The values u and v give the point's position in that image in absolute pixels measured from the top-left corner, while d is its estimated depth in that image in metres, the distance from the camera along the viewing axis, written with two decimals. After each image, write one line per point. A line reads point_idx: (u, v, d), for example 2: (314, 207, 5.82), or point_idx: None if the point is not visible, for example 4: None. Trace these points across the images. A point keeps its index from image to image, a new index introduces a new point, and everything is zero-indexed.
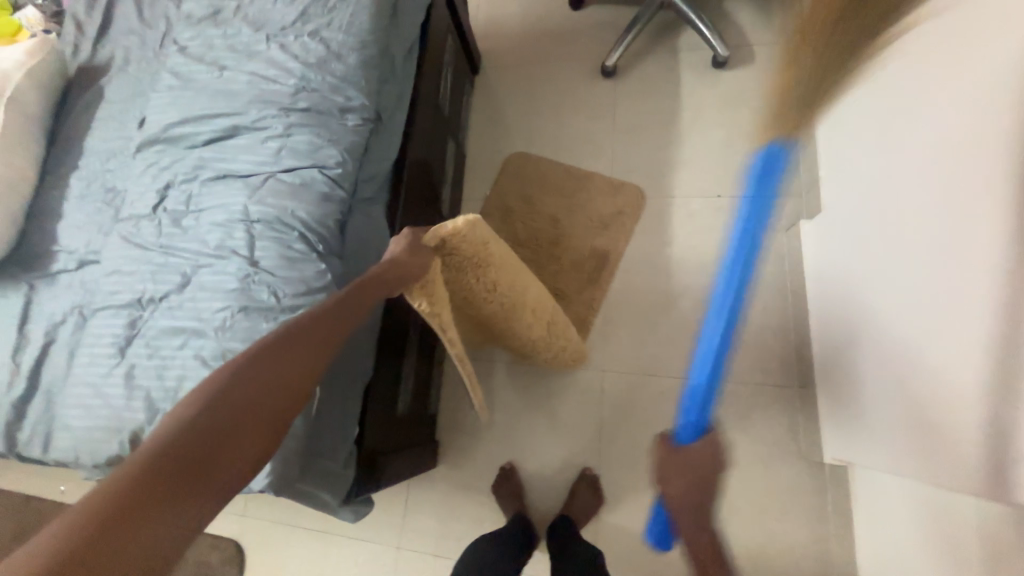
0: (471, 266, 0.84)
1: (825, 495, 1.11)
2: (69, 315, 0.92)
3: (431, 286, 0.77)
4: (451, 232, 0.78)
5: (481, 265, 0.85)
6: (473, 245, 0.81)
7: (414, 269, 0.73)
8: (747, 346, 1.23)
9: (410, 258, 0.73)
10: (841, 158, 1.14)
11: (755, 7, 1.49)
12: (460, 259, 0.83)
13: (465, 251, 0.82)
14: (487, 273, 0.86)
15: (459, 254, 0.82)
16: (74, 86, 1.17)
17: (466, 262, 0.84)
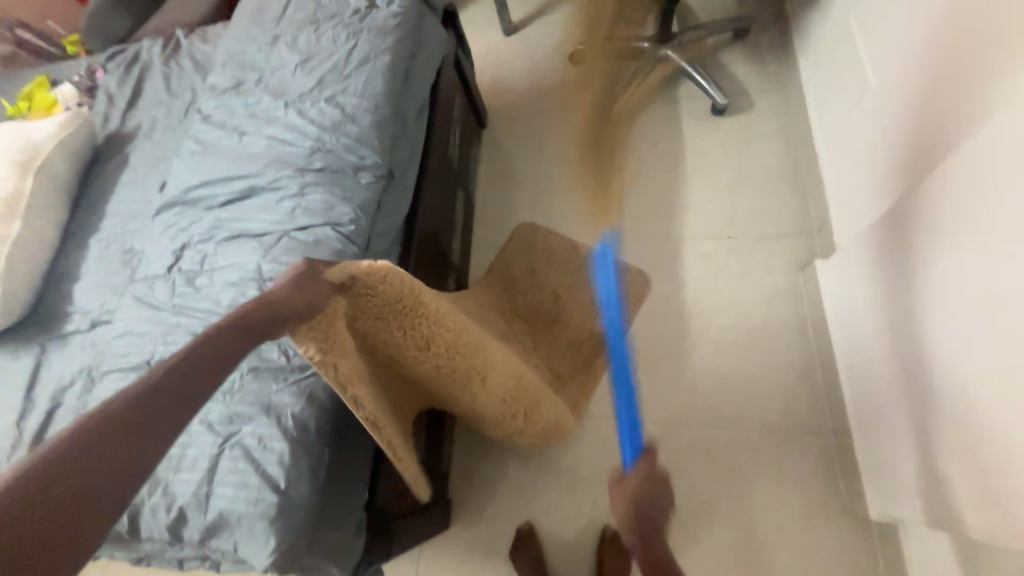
0: (383, 309, 0.73)
1: (876, 555, 1.01)
2: (78, 378, 0.90)
3: (324, 327, 0.64)
4: (351, 270, 0.68)
5: (400, 306, 0.74)
6: (378, 284, 0.71)
7: (299, 303, 0.61)
8: (772, 390, 1.18)
9: (295, 291, 0.61)
10: (850, 198, 1.15)
11: (749, 57, 1.56)
12: (372, 299, 0.72)
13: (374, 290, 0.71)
14: (407, 313, 0.75)
15: (365, 293, 0.70)
16: (101, 154, 1.23)
17: (380, 303, 0.72)
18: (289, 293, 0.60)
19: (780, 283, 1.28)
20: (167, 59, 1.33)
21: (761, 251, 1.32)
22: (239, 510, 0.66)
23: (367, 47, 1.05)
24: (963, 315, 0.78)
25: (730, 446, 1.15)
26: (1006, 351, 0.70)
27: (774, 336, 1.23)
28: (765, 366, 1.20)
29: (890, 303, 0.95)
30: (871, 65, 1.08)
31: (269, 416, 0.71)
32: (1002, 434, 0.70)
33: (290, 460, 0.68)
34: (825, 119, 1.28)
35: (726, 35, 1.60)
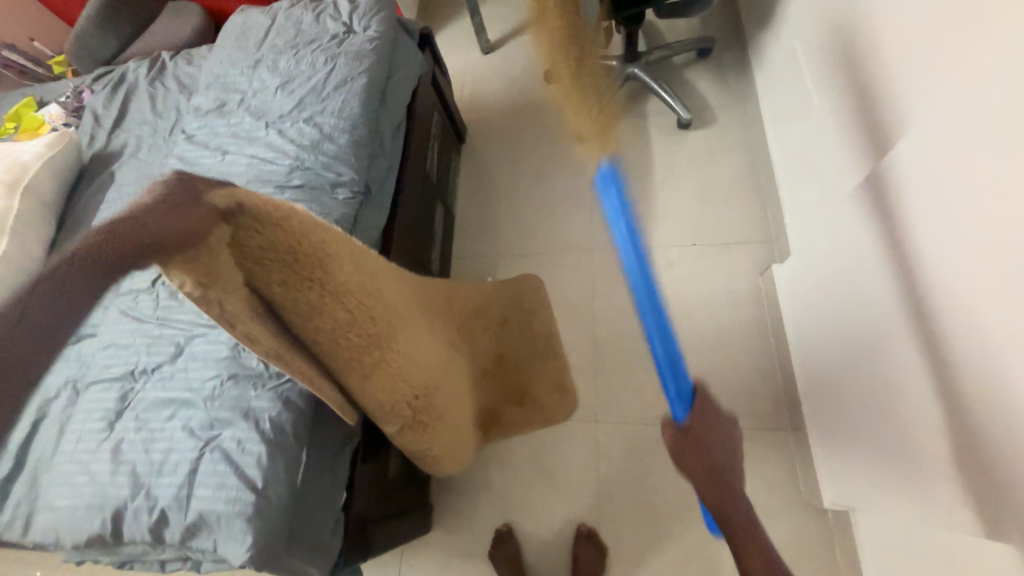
0: (285, 263, 0.64)
1: (833, 544, 1.07)
2: (62, 390, 0.93)
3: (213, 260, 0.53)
4: (259, 208, 0.59)
5: (308, 263, 0.66)
6: (282, 235, 0.63)
7: (192, 223, 0.51)
8: (737, 390, 1.24)
9: (182, 210, 0.50)
10: (803, 207, 1.22)
11: (712, 74, 1.65)
12: (275, 248, 0.62)
13: (276, 233, 0.62)
14: (315, 273, 0.67)
15: (262, 237, 0.61)
16: (87, 172, 1.26)
17: (283, 254, 0.63)
18: (173, 212, 0.49)
19: (743, 288, 1.35)
20: (152, 80, 1.38)
21: (724, 258, 1.39)
22: (217, 511, 0.69)
23: (345, 70, 1.11)
24: (894, 315, 0.84)
25: None
26: (927, 347, 0.77)
27: (738, 338, 1.29)
28: (729, 366, 1.27)
29: (839, 304, 1.01)
30: (815, 84, 1.17)
31: (247, 421, 0.75)
32: (928, 422, 0.77)
33: (267, 461, 0.72)
34: (780, 133, 1.37)
35: (691, 54, 1.69)
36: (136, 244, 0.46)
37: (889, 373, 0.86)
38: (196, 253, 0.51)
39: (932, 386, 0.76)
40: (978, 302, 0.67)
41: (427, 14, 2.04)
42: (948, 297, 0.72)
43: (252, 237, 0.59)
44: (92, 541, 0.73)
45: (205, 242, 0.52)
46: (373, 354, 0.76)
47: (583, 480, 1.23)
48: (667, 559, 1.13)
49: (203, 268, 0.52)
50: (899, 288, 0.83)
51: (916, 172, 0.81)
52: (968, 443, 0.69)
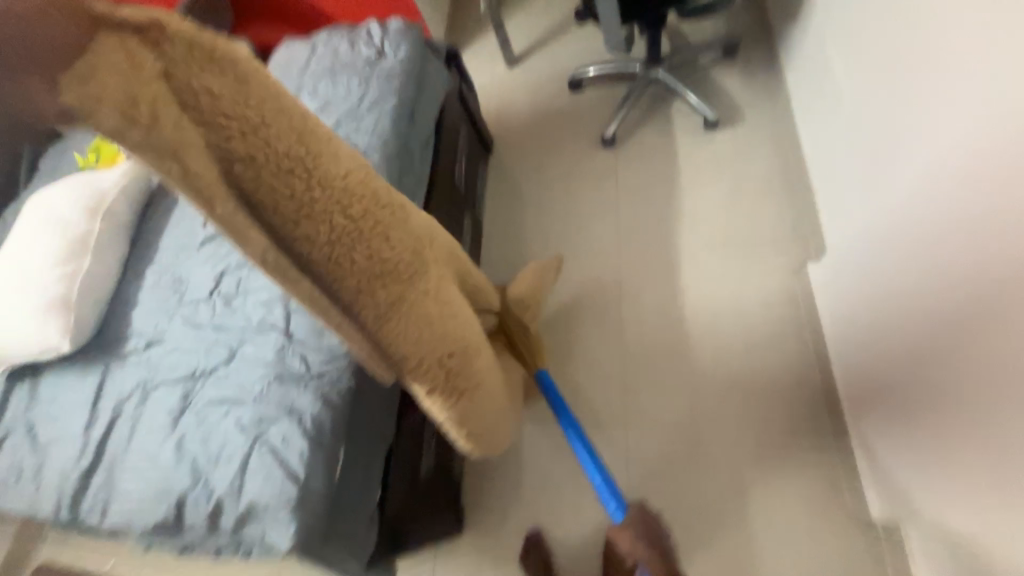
0: (245, 129, 0.48)
1: (882, 557, 1.01)
2: (135, 391, 1.04)
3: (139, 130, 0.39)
4: (192, 32, 0.43)
5: (271, 130, 0.50)
6: (237, 84, 0.47)
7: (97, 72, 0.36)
8: (773, 394, 1.20)
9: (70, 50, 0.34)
10: (839, 203, 1.18)
11: (740, 72, 1.63)
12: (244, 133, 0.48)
13: (203, 67, 0.44)
14: (281, 148, 0.51)
15: (197, 85, 0.44)
16: (155, 196, 1.41)
17: (235, 112, 0.47)
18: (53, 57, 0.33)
19: (778, 288, 1.31)
20: None
21: (757, 258, 1.36)
22: (265, 500, 0.76)
23: (377, 92, 1.19)
24: (942, 315, 0.80)
25: (732, 449, 1.17)
26: (981, 349, 0.72)
27: (774, 340, 1.26)
28: (765, 370, 1.23)
29: (879, 303, 0.97)
30: (847, 77, 1.13)
31: (291, 418, 0.81)
32: (982, 427, 0.72)
33: (309, 456, 0.78)
34: (812, 129, 1.33)
35: (717, 54, 1.67)
36: (66, 68, 0.35)
37: (936, 375, 0.81)
38: (101, 82, 0.36)
39: (989, 390, 0.71)
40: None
41: (454, 32, 2.13)
42: (998, 296, 0.68)
43: (186, 77, 0.43)
44: (160, 525, 0.82)
45: (131, 72, 0.38)
46: (381, 270, 0.63)
47: None
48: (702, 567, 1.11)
49: (136, 105, 0.39)
50: (947, 287, 0.79)
51: (954, 163, 0.77)
52: None
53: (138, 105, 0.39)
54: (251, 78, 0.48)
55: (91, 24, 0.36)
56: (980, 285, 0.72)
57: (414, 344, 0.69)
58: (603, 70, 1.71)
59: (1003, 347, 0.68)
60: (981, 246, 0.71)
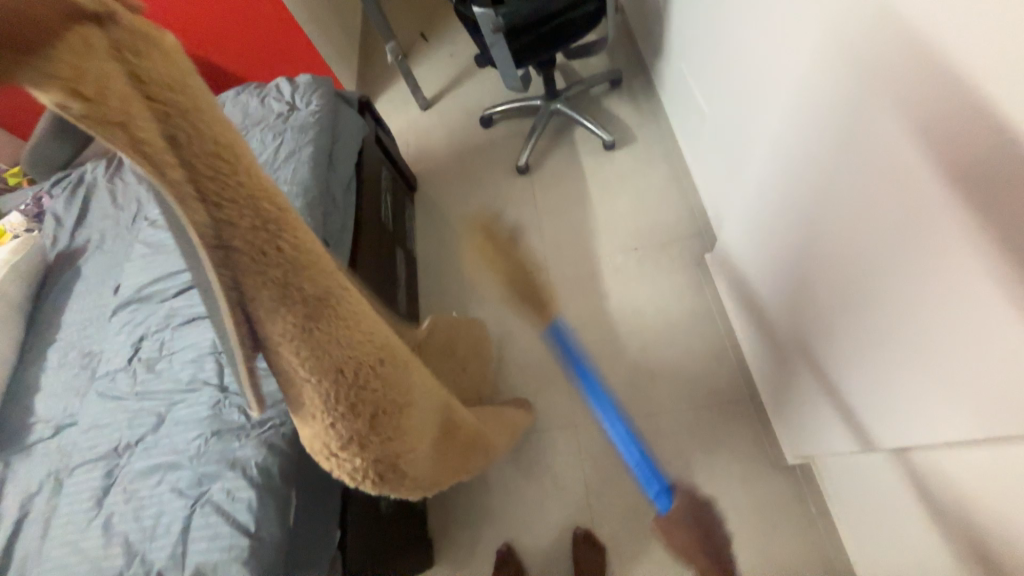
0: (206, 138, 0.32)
1: (805, 497, 1.15)
2: (45, 482, 0.94)
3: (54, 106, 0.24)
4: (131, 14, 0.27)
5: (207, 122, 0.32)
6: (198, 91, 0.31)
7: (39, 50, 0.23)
8: (696, 372, 1.34)
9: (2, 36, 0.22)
10: (719, 199, 1.38)
11: (626, 100, 1.86)
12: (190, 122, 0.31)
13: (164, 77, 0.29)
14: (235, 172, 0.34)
15: (165, 83, 0.29)
16: (53, 271, 1.31)
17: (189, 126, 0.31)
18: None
19: (685, 279, 1.48)
20: (111, 178, 1.46)
21: (665, 255, 1.53)
22: (213, 561, 0.73)
23: (293, 144, 1.24)
24: (790, 283, 0.97)
25: (671, 429, 1.29)
26: (815, 303, 0.89)
27: (689, 324, 1.41)
28: (685, 353, 1.37)
29: (754, 279, 1.15)
30: (704, 97, 1.36)
31: (234, 471, 0.79)
32: (831, 365, 0.89)
33: (258, 505, 0.76)
34: (689, 141, 1.56)
35: (605, 85, 1.90)
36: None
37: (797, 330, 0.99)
38: (57, 56, 0.23)
39: (827, 335, 0.88)
40: (834, 260, 0.80)
41: (366, 83, 2.22)
42: (814, 259, 0.85)
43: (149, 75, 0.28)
44: None
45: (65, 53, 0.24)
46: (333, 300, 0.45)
47: (571, 484, 1.28)
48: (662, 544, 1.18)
49: (92, 93, 0.25)
50: (788, 259, 0.96)
51: (770, 161, 0.96)
52: (860, 373, 0.80)
53: (93, 80, 0.25)
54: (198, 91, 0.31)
55: (76, 15, 0.24)
56: (800, 251, 0.90)
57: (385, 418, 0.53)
58: (508, 106, 1.87)
59: (823, 298, 0.85)
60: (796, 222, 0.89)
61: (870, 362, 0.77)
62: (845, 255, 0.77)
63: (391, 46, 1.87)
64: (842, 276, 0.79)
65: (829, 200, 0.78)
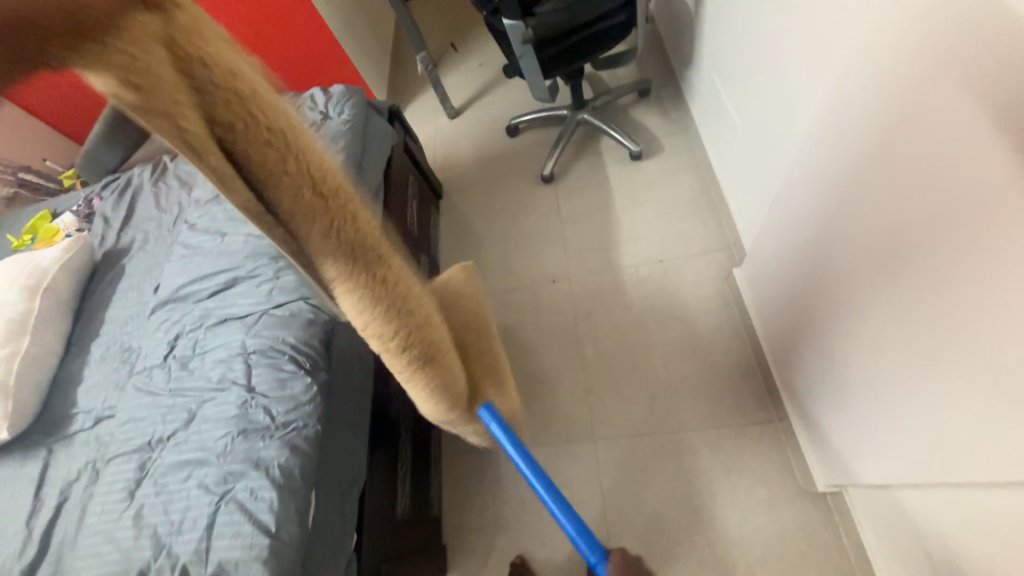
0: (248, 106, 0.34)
1: (836, 527, 1.09)
2: (83, 470, 0.99)
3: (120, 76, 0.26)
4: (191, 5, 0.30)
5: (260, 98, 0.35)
6: (228, 57, 0.32)
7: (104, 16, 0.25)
8: (721, 390, 1.30)
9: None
10: (749, 213, 1.35)
11: (655, 110, 1.84)
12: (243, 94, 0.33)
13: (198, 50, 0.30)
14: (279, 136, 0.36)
15: (199, 58, 0.30)
16: (100, 269, 1.39)
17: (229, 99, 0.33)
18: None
19: (712, 294, 1.44)
20: (155, 181, 1.54)
21: (691, 269, 1.50)
22: (235, 557, 0.74)
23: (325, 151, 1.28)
24: (822, 304, 0.93)
25: (694, 449, 1.25)
26: (848, 324, 0.86)
27: (715, 341, 1.37)
28: (710, 370, 1.33)
29: (782, 295, 1.11)
30: (734, 108, 1.33)
31: (258, 470, 0.81)
32: (868, 390, 0.84)
33: (279, 505, 0.78)
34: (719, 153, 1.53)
35: (633, 94, 1.88)
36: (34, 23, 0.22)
37: (827, 352, 0.95)
38: (112, 39, 0.26)
39: (862, 359, 0.84)
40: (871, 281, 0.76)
41: (397, 92, 2.28)
42: (849, 278, 0.82)
43: (187, 49, 0.30)
44: None
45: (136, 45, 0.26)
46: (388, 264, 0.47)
47: (588, 499, 1.26)
48: (683, 568, 1.14)
49: (146, 78, 0.27)
50: (820, 277, 0.92)
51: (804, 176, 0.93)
52: (904, 401, 0.76)
53: (155, 82, 0.28)
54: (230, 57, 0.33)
55: (137, 6, 0.27)
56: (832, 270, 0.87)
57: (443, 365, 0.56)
58: (534, 115, 1.88)
59: (858, 319, 0.82)
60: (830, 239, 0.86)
61: (915, 390, 0.73)
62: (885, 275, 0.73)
63: (422, 57, 1.91)
64: (883, 296, 0.75)
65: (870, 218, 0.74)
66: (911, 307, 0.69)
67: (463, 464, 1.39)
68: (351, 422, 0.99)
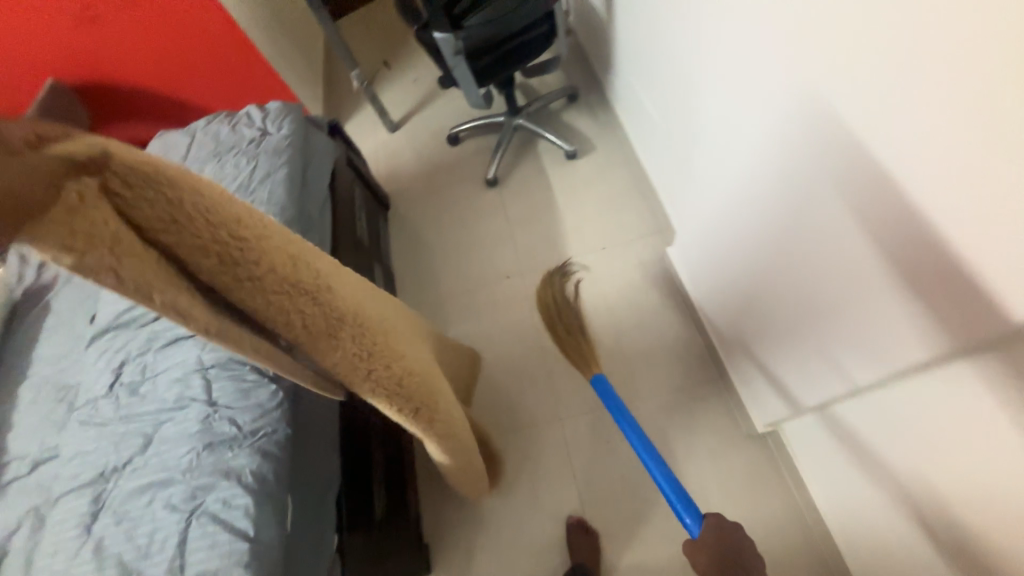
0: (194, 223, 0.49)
1: (778, 464, 1.23)
2: (25, 518, 0.92)
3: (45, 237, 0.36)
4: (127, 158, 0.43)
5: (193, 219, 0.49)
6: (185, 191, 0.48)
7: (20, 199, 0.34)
8: (669, 360, 1.43)
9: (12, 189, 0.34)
10: (674, 198, 1.50)
11: (584, 113, 1.99)
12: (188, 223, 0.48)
13: (134, 182, 0.43)
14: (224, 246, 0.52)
15: (136, 192, 0.44)
16: (21, 309, 1.28)
17: (174, 215, 0.47)
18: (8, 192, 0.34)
19: (651, 274, 1.58)
20: None
21: (631, 254, 1.63)
22: (214, 567, 0.73)
23: (268, 166, 1.28)
24: (741, 265, 1.07)
25: (652, 413, 1.36)
26: (762, 278, 1.00)
27: (659, 316, 1.50)
28: (658, 343, 1.46)
29: (709, 264, 1.25)
30: (652, 105, 1.49)
31: (229, 479, 0.80)
32: (785, 332, 0.98)
33: (256, 509, 0.77)
34: (644, 148, 1.68)
35: (563, 100, 2.02)
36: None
37: (750, 307, 1.09)
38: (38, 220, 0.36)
39: (776, 306, 0.98)
40: (775, 237, 0.90)
41: (334, 110, 2.28)
42: (760, 236, 0.96)
43: (131, 193, 0.43)
44: None
45: (63, 211, 0.37)
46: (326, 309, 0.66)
47: (562, 478, 1.33)
48: (653, 525, 1.23)
49: (76, 238, 0.38)
50: (737, 241, 1.06)
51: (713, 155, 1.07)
52: (811, 336, 0.89)
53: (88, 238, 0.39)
54: (179, 183, 0.47)
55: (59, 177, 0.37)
56: (745, 233, 1.01)
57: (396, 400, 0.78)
58: (473, 124, 1.96)
59: (771, 272, 0.95)
60: (740, 206, 1.00)
61: (818, 324, 0.86)
62: (783, 230, 0.87)
63: (357, 73, 1.94)
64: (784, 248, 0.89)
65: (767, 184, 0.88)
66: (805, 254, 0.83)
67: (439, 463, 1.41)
68: (320, 426, 0.99)
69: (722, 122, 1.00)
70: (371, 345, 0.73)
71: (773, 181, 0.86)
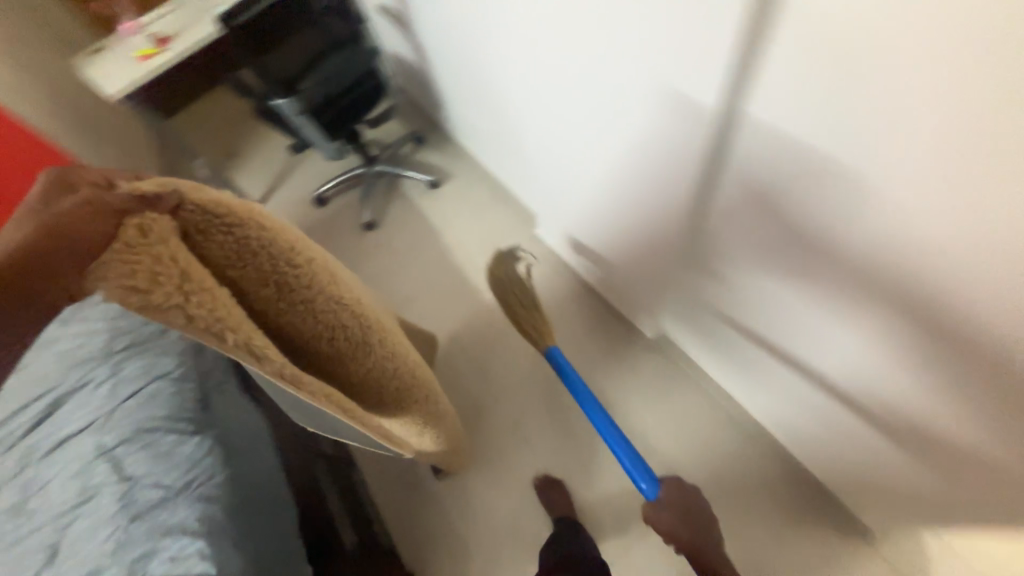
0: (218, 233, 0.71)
1: (675, 363, 1.50)
2: None
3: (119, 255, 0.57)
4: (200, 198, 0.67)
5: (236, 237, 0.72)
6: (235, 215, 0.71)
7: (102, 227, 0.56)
8: (569, 317, 1.64)
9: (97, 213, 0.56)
10: (526, 190, 1.79)
11: (433, 149, 2.24)
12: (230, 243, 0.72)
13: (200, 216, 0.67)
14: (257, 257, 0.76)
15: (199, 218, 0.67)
16: None
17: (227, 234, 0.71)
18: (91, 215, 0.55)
19: (532, 256, 1.82)
20: None
21: (511, 246, 1.86)
22: None
23: None
24: (585, 211, 1.36)
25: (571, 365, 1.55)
26: (599, 213, 1.29)
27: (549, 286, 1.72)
28: (556, 308, 1.67)
29: (568, 225, 1.53)
30: (483, 123, 1.78)
31: (172, 538, 0.76)
32: (628, 246, 1.26)
33: (212, 552, 0.74)
34: (491, 161, 1.97)
35: (412, 143, 2.25)
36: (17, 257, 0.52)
37: (604, 242, 1.37)
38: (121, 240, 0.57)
39: (616, 229, 1.26)
40: (594, 176, 1.19)
41: None
42: (586, 181, 1.24)
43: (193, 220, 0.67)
44: None
45: (131, 239, 0.57)
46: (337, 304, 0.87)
47: (516, 451, 1.43)
48: (603, 453, 1.40)
49: (138, 261, 0.57)
50: (575, 195, 1.35)
51: (537, 137, 1.37)
52: (642, 238, 1.18)
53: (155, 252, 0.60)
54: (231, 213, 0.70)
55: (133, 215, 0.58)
56: (578, 185, 1.30)
57: (369, 389, 1.00)
58: (335, 181, 2.08)
59: (604, 206, 1.24)
60: (568, 166, 1.29)
61: (642, 227, 1.16)
62: (596, 168, 1.16)
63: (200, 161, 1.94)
64: (602, 181, 1.18)
65: (575, 140, 1.16)
66: (614, 180, 1.12)
67: (400, 489, 1.42)
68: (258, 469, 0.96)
69: (532, 109, 1.29)
70: (370, 335, 0.93)
71: (577, 134, 1.14)
